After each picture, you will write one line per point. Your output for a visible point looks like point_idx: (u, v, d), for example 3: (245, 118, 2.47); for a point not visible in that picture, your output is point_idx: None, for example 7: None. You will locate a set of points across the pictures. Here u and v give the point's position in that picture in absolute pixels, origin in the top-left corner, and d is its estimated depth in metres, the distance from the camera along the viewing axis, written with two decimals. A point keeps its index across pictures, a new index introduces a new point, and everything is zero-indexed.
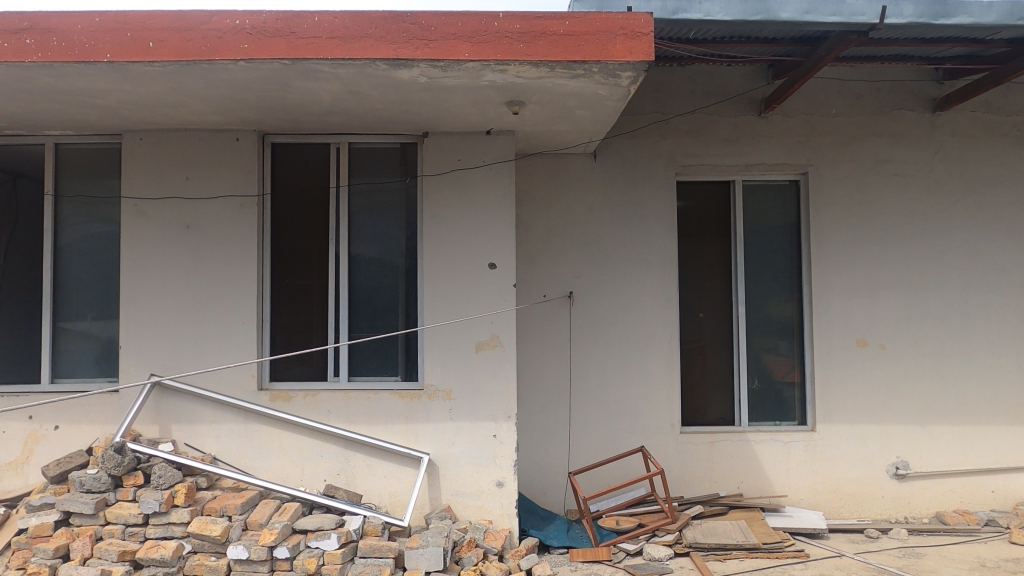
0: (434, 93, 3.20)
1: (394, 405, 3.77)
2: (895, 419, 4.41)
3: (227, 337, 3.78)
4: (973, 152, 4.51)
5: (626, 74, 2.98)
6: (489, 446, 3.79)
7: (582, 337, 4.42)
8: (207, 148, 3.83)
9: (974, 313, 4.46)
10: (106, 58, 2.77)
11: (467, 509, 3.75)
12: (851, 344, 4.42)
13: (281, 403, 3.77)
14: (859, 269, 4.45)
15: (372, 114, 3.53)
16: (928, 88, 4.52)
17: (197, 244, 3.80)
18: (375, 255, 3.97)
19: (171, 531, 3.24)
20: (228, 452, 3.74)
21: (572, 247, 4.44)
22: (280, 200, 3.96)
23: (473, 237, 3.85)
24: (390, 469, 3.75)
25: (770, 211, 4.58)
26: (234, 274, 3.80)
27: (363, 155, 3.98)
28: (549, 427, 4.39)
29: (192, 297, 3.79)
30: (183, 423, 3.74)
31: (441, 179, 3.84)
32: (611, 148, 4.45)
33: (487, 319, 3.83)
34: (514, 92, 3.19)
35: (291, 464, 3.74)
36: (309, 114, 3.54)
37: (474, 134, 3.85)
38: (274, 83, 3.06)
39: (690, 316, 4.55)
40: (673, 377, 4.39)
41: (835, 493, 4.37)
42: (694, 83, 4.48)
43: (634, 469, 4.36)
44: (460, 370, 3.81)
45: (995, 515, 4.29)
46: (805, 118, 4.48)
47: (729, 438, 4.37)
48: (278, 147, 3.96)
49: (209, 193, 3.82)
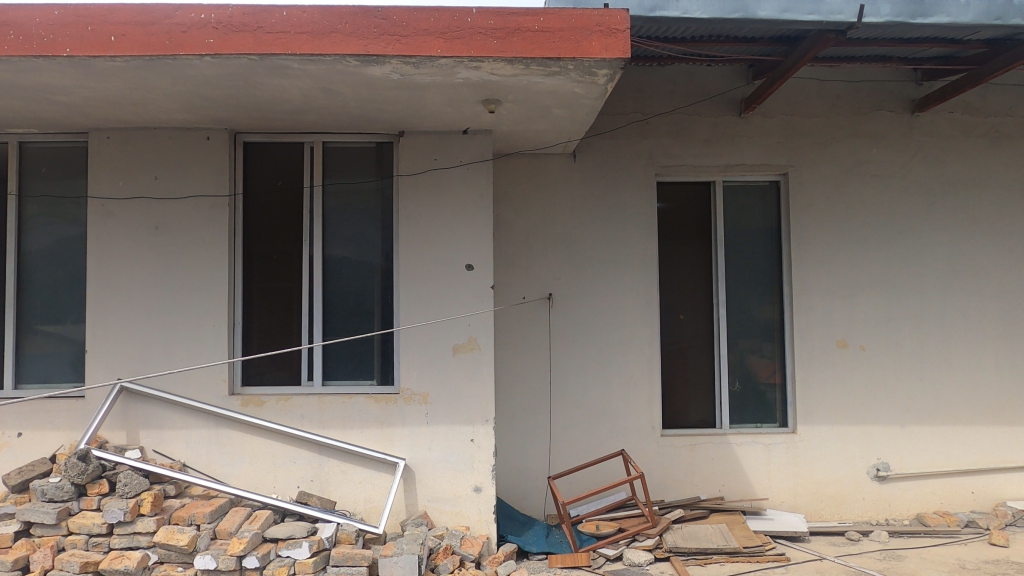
0: (407, 91, 3.13)
1: (370, 410, 3.69)
2: (876, 421, 4.40)
3: (198, 341, 3.69)
4: (951, 153, 4.51)
5: (602, 72, 2.93)
6: (467, 450, 3.72)
7: (561, 338, 4.36)
8: (176, 147, 3.73)
9: (954, 314, 4.46)
10: (66, 53, 2.68)
11: (444, 515, 3.69)
12: (831, 345, 4.40)
13: (253, 408, 3.69)
14: (840, 269, 4.44)
15: (346, 112, 3.46)
16: (907, 89, 4.52)
17: (166, 245, 3.71)
18: (350, 257, 3.90)
19: (137, 541, 3.14)
20: (197, 458, 3.65)
21: (552, 248, 4.39)
22: (252, 200, 3.88)
23: (450, 237, 3.78)
24: (366, 475, 3.68)
25: (750, 212, 4.56)
26: (205, 277, 3.71)
27: (338, 155, 3.90)
28: (528, 430, 4.33)
29: (162, 299, 3.69)
30: (151, 429, 3.64)
31: (417, 179, 3.77)
32: (590, 149, 4.41)
33: (464, 321, 3.76)
34: (489, 90, 3.12)
35: (263, 470, 3.65)
36: (281, 112, 3.46)
37: (451, 134, 3.79)
38: (242, 80, 2.98)
39: (670, 318, 4.51)
40: (653, 379, 4.35)
41: (816, 496, 4.34)
42: (674, 83, 4.44)
43: (615, 473, 4.31)
44: (436, 373, 3.73)
45: (975, 516, 4.29)
46: (785, 119, 4.46)
47: (710, 440, 4.33)
48: (250, 146, 3.88)
49: (179, 193, 3.73)
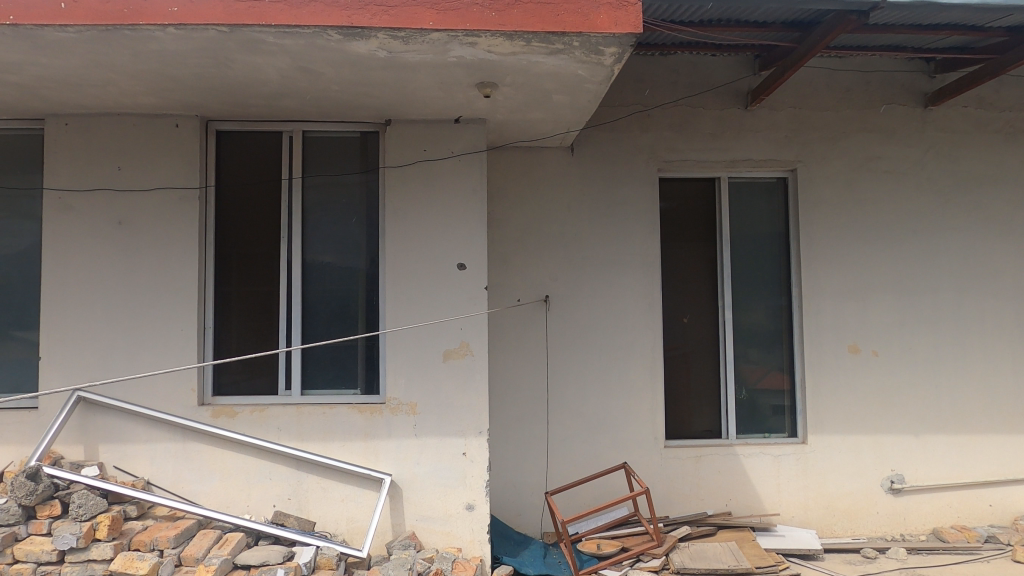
0: (395, 72, 2.86)
1: (353, 421, 3.39)
2: (890, 429, 4.17)
3: (164, 346, 3.38)
4: (965, 149, 4.31)
5: (609, 51, 2.67)
6: (459, 465, 3.43)
7: (557, 343, 4.09)
8: (142, 135, 3.43)
9: (969, 318, 4.25)
10: (9, 20, 2.38)
11: (433, 535, 3.39)
12: (842, 350, 4.17)
13: (225, 419, 3.38)
14: (851, 270, 4.21)
15: (327, 97, 3.18)
16: (919, 81, 4.31)
17: (129, 242, 3.40)
18: (331, 255, 3.60)
19: (91, 570, 2.82)
20: (163, 475, 3.33)
21: (548, 247, 4.12)
22: (225, 194, 3.58)
23: (441, 234, 3.50)
24: (349, 492, 3.38)
25: (756, 211, 4.33)
26: (173, 276, 3.40)
27: (319, 145, 3.62)
28: (523, 441, 4.05)
29: (125, 301, 3.38)
30: (112, 443, 3.32)
31: (405, 171, 3.49)
32: (589, 142, 4.16)
33: (456, 324, 3.48)
34: (484, 71, 2.85)
35: (236, 487, 3.34)
36: (256, 97, 3.18)
37: (441, 123, 3.52)
38: (211, 56, 2.69)
39: (673, 322, 4.26)
40: (656, 387, 4.09)
41: (828, 510, 4.10)
42: (677, 74, 4.21)
43: (616, 488, 4.03)
44: (426, 381, 3.44)
45: (994, 531, 4.07)
46: (793, 112, 4.24)
47: (716, 452, 4.08)
48: (223, 135, 3.59)
49: (144, 185, 3.42)
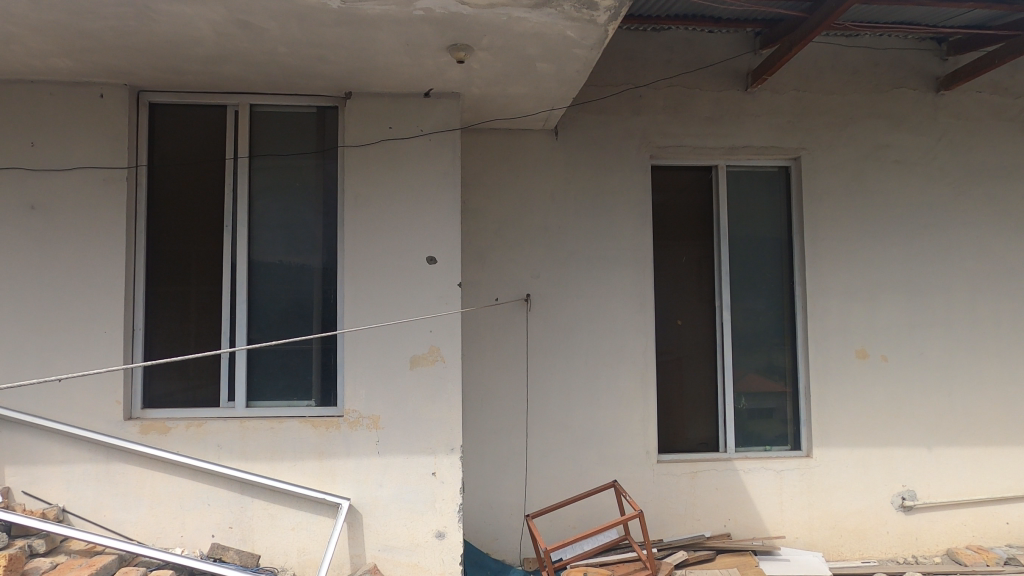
0: (352, 29, 2.43)
1: (306, 438, 2.96)
2: (901, 442, 3.82)
3: (83, 351, 2.90)
4: (978, 138, 3.99)
5: (604, 4, 2.27)
6: (427, 487, 3.00)
7: (539, 346, 3.69)
8: (61, 106, 2.96)
9: (984, 320, 3.92)
10: None
11: (397, 568, 2.96)
12: (850, 355, 3.82)
13: (157, 436, 2.92)
14: (859, 268, 3.86)
15: (273, 62, 2.74)
16: (931, 64, 3.99)
17: (43, 230, 2.92)
18: (282, 248, 3.15)
19: None
20: (81, 501, 2.86)
21: (529, 241, 3.72)
22: (159, 175, 3.12)
23: (408, 224, 3.07)
24: (300, 520, 2.93)
25: (756, 203, 3.96)
26: (96, 269, 2.93)
27: (269, 122, 3.18)
28: (502, 456, 3.63)
29: (40, 297, 2.90)
30: (22, 465, 2.84)
31: (367, 151, 3.06)
32: (575, 125, 3.76)
33: (425, 326, 3.05)
34: (457, 29, 2.44)
35: (168, 515, 2.88)
36: (191, 61, 2.73)
37: (409, 97, 3.11)
38: (126, 4, 2.24)
39: (666, 324, 3.87)
40: (648, 395, 3.70)
41: (835, 530, 3.74)
42: (671, 51, 3.83)
43: (605, 508, 3.64)
44: (390, 391, 3.01)
45: (1014, 552, 3.74)
46: (797, 95, 3.89)
47: (714, 467, 3.70)
48: (158, 109, 3.13)
49: (61, 163, 2.95)
